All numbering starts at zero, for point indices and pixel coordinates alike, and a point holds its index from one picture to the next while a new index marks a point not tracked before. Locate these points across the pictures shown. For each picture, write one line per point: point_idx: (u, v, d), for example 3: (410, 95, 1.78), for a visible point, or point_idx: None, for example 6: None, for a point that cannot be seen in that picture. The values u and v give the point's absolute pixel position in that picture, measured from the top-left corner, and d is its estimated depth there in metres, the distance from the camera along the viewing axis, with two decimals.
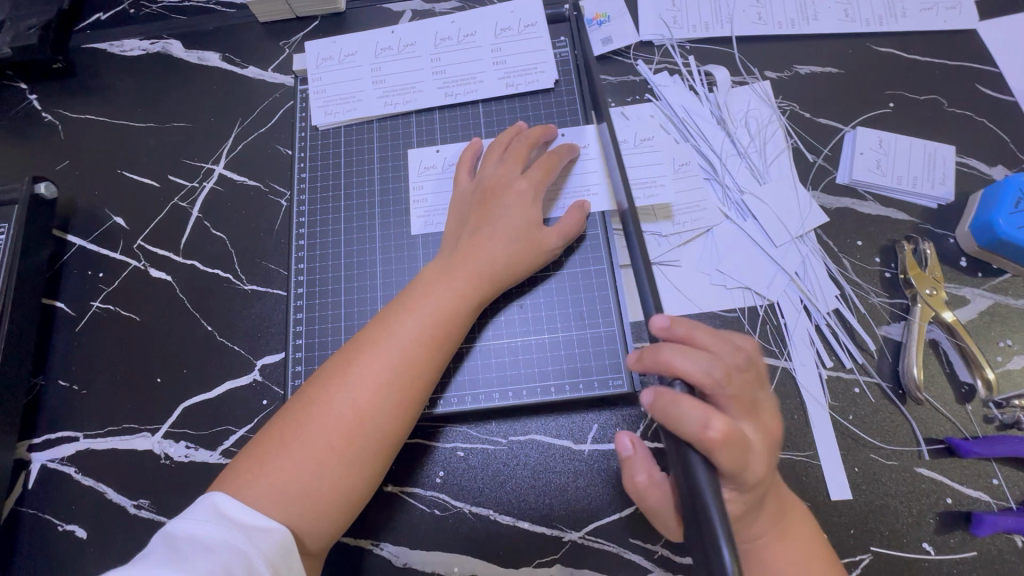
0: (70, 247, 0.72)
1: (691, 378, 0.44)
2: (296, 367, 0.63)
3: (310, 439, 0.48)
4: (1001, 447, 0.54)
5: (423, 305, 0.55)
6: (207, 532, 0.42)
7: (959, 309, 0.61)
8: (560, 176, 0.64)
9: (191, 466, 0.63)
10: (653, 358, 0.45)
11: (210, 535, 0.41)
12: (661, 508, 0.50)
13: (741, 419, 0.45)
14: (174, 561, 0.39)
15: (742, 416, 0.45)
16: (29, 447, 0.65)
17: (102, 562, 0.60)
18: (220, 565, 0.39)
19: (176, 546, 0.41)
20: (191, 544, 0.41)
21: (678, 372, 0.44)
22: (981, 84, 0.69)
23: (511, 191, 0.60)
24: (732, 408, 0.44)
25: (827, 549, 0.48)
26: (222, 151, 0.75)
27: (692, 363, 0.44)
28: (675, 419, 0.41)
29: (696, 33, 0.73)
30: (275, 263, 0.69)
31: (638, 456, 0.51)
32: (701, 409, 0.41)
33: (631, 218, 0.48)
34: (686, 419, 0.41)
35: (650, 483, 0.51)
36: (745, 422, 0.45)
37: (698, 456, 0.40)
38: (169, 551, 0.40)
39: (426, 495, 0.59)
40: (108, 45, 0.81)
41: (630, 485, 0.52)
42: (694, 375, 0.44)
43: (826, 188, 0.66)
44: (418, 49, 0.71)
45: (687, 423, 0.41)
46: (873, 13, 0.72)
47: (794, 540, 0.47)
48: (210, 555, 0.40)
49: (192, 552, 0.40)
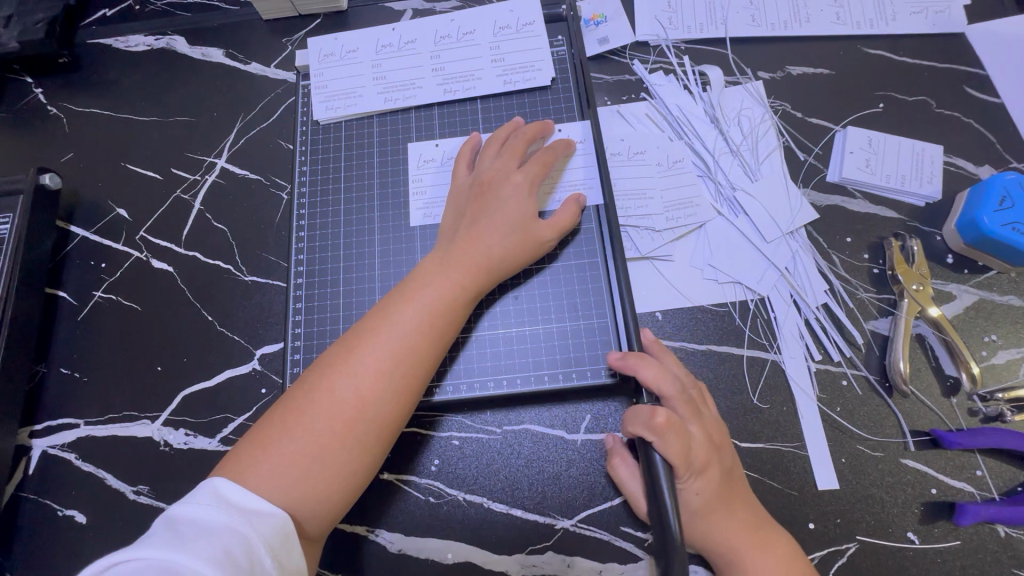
0: (73, 238, 0.73)
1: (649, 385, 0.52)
2: (295, 356, 0.64)
3: (312, 425, 0.49)
4: (983, 438, 0.56)
5: (423, 295, 0.56)
6: (208, 516, 0.42)
7: (945, 305, 0.62)
8: (556, 170, 0.65)
9: (190, 453, 0.64)
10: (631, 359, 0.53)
11: (211, 518, 0.42)
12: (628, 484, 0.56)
13: (694, 421, 0.51)
14: (177, 543, 0.40)
15: (697, 418, 0.51)
16: (30, 434, 0.66)
17: (102, 546, 0.61)
18: (221, 549, 0.40)
19: (178, 530, 0.41)
20: (193, 528, 0.41)
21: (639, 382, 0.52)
22: (969, 86, 0.70)
23: (507, 185, 0.61)
24: (683, 411, 0.51)
25: (799, 554, 0.51)
26: (225, 145, 0.76)
27: (652, 372, 0.52)
28: (632, 417, 0.50)
29: (691, 34, 0.74)
30: (275, 255, 0.71)
31: (617, 447, 0.59)
32: (648, 407, 0.49)
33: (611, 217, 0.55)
34: (637, 415, 0.50)
35: (625, 467, 0.57)
36: (694, 422, 0.51)
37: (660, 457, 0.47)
38: (172, 534, 0.41)
39: (421, 483, 0.60)
40: (113, 40, 0.82)
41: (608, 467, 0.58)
42: (654, 383, 0.51)
43: (816, 186, 0.67)
44: (418, 46, 0.73)
45: (638, 418, 0.49)
46: (864, 16, 0.74)
47: (771, 547, 0.51)
48: (210, 538, 0.41)
49: (192, 535, 0.41)
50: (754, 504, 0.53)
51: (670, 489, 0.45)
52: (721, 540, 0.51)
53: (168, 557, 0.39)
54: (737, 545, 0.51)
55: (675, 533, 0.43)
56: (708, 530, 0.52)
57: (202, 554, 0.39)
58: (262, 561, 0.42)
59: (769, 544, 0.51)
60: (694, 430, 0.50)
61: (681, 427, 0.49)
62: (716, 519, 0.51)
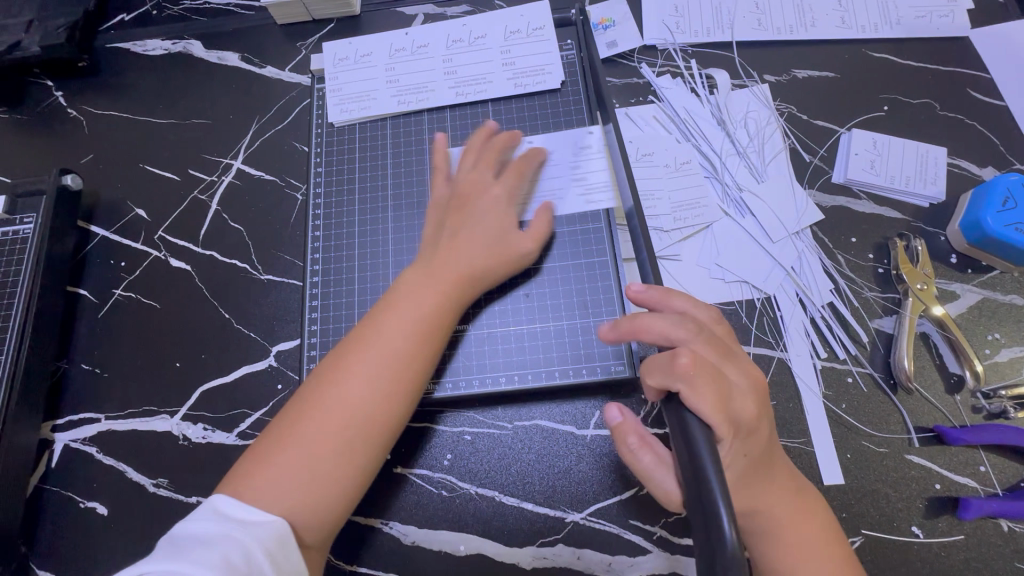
0: (93, 237, 0.75)
1: (659, 337, 0.48)
2: (311, 352, 0.66)
3: (304, 438, 0.50)
4: (987, 434, 0.57)
5: (406, 306, 0.57)
6: (206, 529, 0.44)
7: (949, 304, 0.63)
8: (531, 182, 0.67)
9: (208, 447, 0.66)
10: (628, 322, 0.49)
11: (209, 530, 0.44)
12: (656, 473, 0.50)
13: (723, 364, 0.47)
14: (178, 555, 0.42)
15: (724, 361, 0.48)
16: (53, 428, 0.67)
17: (124, 537, 0.63)
18: (221, 556, 0.42)
19: (178, 543, 0.43)
20: (193, 540, 0.43)
21: (651, 333, 0.48)
22: (972, 89, 0.72)
23: (483, 198, 0.63)
24: (713, 354, 0.47)
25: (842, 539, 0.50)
26: (241, 147, 0.78)
27: (663, 321, 0.48)
28: (649, 367, 0.47)
29: (698, 38, 0.75)
30: (291, 254, 0.72)
31: (627, 422, 0.52)
32: (668, 353, 0.46)
33: (637, 214, 0.55)
34: (656, 365, 0.46)
35: (642, 447, 0.51)
36: (726, 367, 0.47)
37: (693, 412, 0.42)
38: (172, 548, 0.43)
39: (434, 477, 0.62)
40: (131, 45, 0.84)
41: (624, 453, 0.52)
42: (664, 332, 0.48)
43: (822, 187, 0.68)
44: (430, 50, 0.74)
45: (657, 370, 0.46)
46: (869, 20, 0.75)
47: (814, 529, 0.49)
48: (209, 547, 0.43)
49: (192, 546, 0.43)
50: (789, 466, 0.52)
51: (711, 451, 0.39)
52: (763, 510, 0.49)
53: (169, 566, 0.41)
54: (782, 512, 0.49)
55: (718, 496, 0.36)
56: (753, 512, 0.48)
57: (204, 562, 0.41)
58: (262, 566, 0.43)
59: (810, 511, 0.50)
60: (726, 374, 0.47)
61: (709, 369, 0.45)
62: (760, 487, 0.48)
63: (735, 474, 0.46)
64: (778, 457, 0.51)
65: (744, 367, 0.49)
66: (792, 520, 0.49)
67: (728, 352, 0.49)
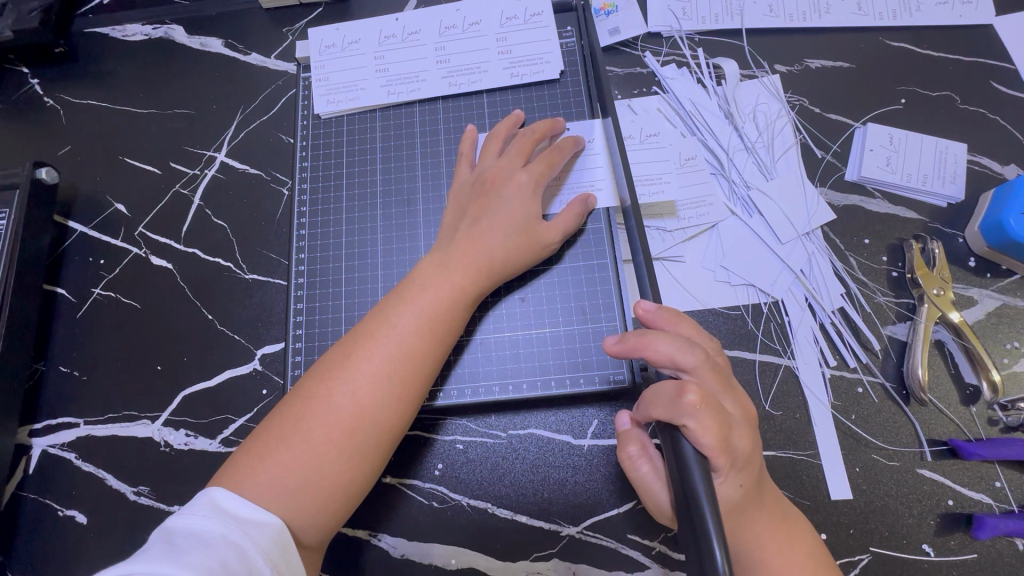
0: (71, 233, 0.72)
1: (665, 360, 0.45)
2: (296, 357, 0.63)
3: (310, 434, 0.48)
4: (1004, 449, 0.54)
5: (421, 298, 0.54)
6: (204, 528, 0.41)
7: (966, 310, 0.60)
8: (564, 169, 0.63)
9: (191, 454, 0.63)
10: (635, 338, 0.46)
11: (208, 529, 0.41)
12: (651, 483, 0.48)
13: (725, 395, 0.44)
14: (173, 556, 0.39)
15: (726, 392, 0.44)
16: (30, 433, 0.65)
17: (101, 548, 0.60)
18: (216, 562, 0.39)
19: (174, 542, 0.40)
20: (189, 540, 0.40)
21: (656, 357, 0.45)
22: (995, 81, 0.68)
23: (510, 184, 0.58)
24: (714, 385, 0.44)
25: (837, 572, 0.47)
26: (224, 139, 0.74)
27: (671, 345, 0.44)
28: (655, 399, 0.43)
29: (706, 25, 0.71)
30: (276, 253, 0.69)
31: (634, 430, 0.51)
32: (675, 385, 0.42)
33: (635, 217, 0.52)
34: (662, 396, 0.43)
35: (642, 456, 0.49)
36: (726, 397, 0.44)
37: (692, 448, 0.40)
38: (167, 548, 0.40)
39: (425, 488, 0.59)
40: (110, 29, 0.80)
41: (623, 459, 0.50)
42: (672, 356, 0.44)
43: (835, 185, 0.65)
44: (423, 37, 0.70)
45: (664, 400, 0.42)
46: (887, 6, 0.70)
47: (810, 562, 0.46)
48: (207, 551, 0.40)
49: (189, 547, 0.40)
50: (776, 496, 0.49)
51: (705, 478, 0.38)
52: (753, 538, 0.46)
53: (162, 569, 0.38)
54: (773, 544, 0.46)
55: (710, 527, 0.35)
56: (750, 537, 0.46)
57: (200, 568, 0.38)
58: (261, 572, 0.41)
59: (803, 544, 0.47)
60: (727, 406, 0.44)
61: (716, 405, 0.41)
62: (757, 514, 0.46)
63: (728, 503, 0.44)
64: (767, 488, 0.48)
65: (739, 400, 0.46)
66: (785, 552, 0.46)
67: (727, 381, 0.46)
